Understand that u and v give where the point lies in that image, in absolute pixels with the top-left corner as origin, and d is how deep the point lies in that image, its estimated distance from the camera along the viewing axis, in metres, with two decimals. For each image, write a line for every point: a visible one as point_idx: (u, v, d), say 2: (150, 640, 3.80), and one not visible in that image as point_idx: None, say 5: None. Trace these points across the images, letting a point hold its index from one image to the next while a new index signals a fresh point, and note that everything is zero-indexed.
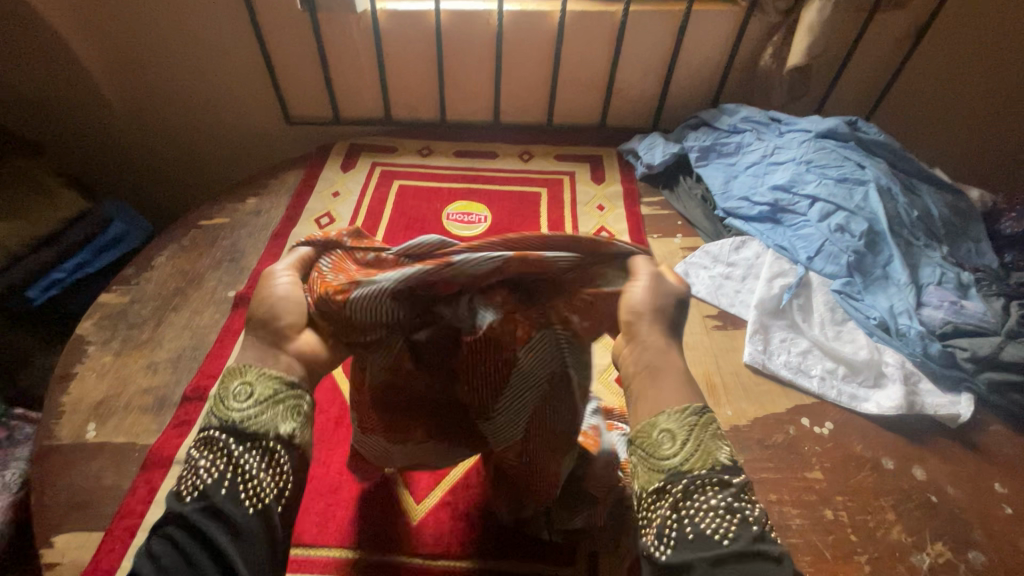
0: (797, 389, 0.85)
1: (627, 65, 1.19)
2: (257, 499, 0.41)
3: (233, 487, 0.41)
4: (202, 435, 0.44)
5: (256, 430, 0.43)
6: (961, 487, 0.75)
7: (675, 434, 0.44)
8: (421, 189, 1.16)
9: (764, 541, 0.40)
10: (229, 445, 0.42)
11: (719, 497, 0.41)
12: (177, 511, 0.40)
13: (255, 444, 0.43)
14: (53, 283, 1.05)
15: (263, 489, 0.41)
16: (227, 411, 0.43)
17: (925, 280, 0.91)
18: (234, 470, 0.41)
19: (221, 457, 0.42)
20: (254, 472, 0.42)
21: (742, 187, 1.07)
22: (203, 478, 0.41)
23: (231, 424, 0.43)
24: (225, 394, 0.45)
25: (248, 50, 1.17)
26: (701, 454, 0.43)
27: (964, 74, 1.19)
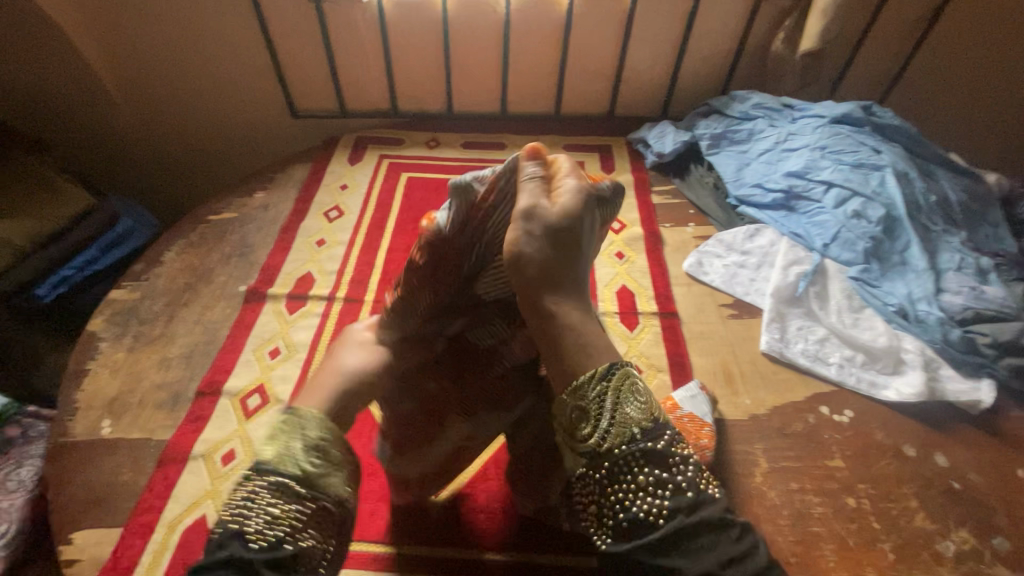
0: (816, 377, 0.84)
1: (636, 52, 1.18)
2: (308, 566, 0.46)
3: (299, 546, 0.45)
4: (270, 478, 0.47)
5: (328, 490, 0.48)
6: (983, 473, 0.75)
7: (591, 413, 0.48)
8: (429, 180, 1.15)
9: (698, 505, 0.45)
10: (304, 499, 0.47)
11: (647, 471, 0.46)
12: (240, 558, 0.43)
13: (324, 504, 0.48)
14: (63, 280, 1.05)
15: (316, 555, 0.46)
16: (310, 463, 0.48)
17: (945, 266, 0.89)
18: (302, 529, 0.46)
19: (293, 509, 0.46)
20: (317, 536, 0.47)
21: (754, 174, 1.06)
22: (272, 531, 0.45)
23: (309, 477, 0.47)
24: (299, 441, 0.49)
25: (251, 41, 1.15)
26: (620, 426, 0.47)
27: (978, 56, 1.18)
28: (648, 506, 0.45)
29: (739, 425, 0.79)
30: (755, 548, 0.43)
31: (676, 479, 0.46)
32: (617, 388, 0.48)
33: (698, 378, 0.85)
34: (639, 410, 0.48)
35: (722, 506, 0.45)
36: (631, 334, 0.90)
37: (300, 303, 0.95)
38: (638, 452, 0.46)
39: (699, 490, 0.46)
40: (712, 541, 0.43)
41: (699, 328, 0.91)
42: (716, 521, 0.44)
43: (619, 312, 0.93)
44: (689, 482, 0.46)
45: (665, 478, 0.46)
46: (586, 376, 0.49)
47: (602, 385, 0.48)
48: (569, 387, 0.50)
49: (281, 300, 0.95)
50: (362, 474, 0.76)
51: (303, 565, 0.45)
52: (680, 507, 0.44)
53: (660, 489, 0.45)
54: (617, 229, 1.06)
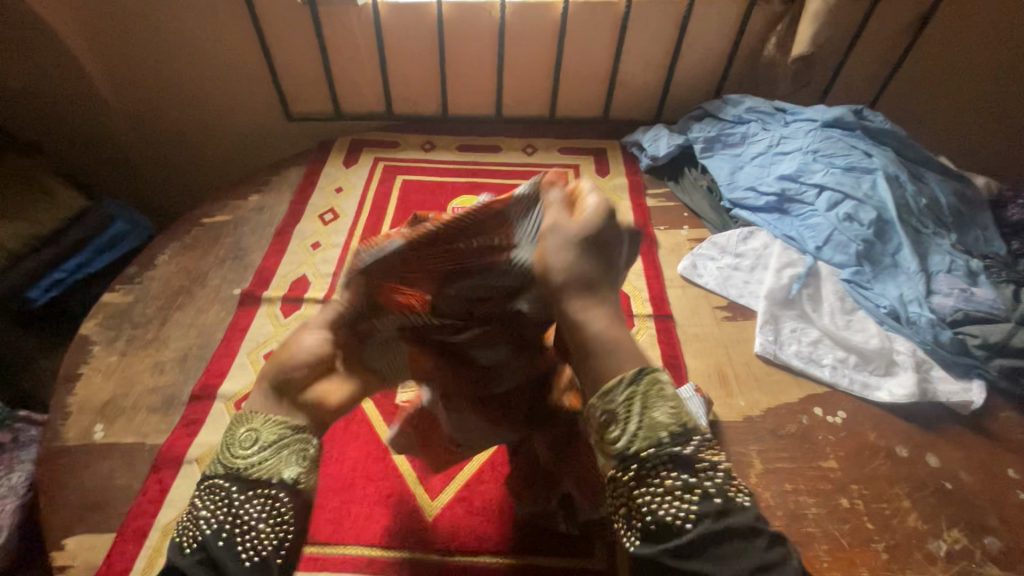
0: (809, 378, 0.85)
1: (630, 56, 1.18)
2: (252, 557, 0.40)
3: (230, 541, 0.40)
4: (206, 484, 0.43)
5: (259, 476, 0.42)
6: (974, 473, 0.75)
7: (618, 413, 0.43)
8: (424, 183, 1.15)
9: (732, 514, 0.40)
10: (231, 493, 0.41)
11: (677, 477, 0.42)
12: (174, 565, 0.40)
13: (256, 493, 0.41)
14: (54, 283, 1.04)
15: (258, 546, 0.40)
16: (232, 457, 0.43)
17: (935, 268, 0.90)
18: (233, 525, 0.40)
19: (222, 506, 0.41)
20: (253, 527, 0.40)
21: (748, 177, 1.07)
22: (200, 531, 0.41)
23: (233, 471, 0.42)
24: (233, 439, 0.44)
25: (245, 44, 1.15)
26: (649, 429, 0.42)
27: (967, 61, 1.19)
28: (676, 513, 0.41)
29: (733, 427, 0.80)
30: (787, 560, 0.40)
31: (705, 485, 0.41)
32: (646, 390, 0.43)
33: (693, 380, 0.85)
34: (669, 412, 0.43)
35: (754, 514, 0.41)
36: None
37: (294, 306, 0.94)
38: (666, 457, 0.42)
39: (727, 497, 0.41)
40: (742, 551, 0.39)
41: (694, 330, 0.92)
42: (747, 530, 0.40)
43: (614, 315, 0.94)
44: (718, 488, 0.42)
45: (692, 483, 0.41)
46: (615, 377, 0.44)
47: (630, 387, 0.43)
48: (599, 389, 0.45)
49: (276, 303, 0.94)
50: (358, 478, 0.75)
51: (243, 561, 0.40)
52: (708, 514, 0.40)
53: (688, 495, 0.41)
54: None
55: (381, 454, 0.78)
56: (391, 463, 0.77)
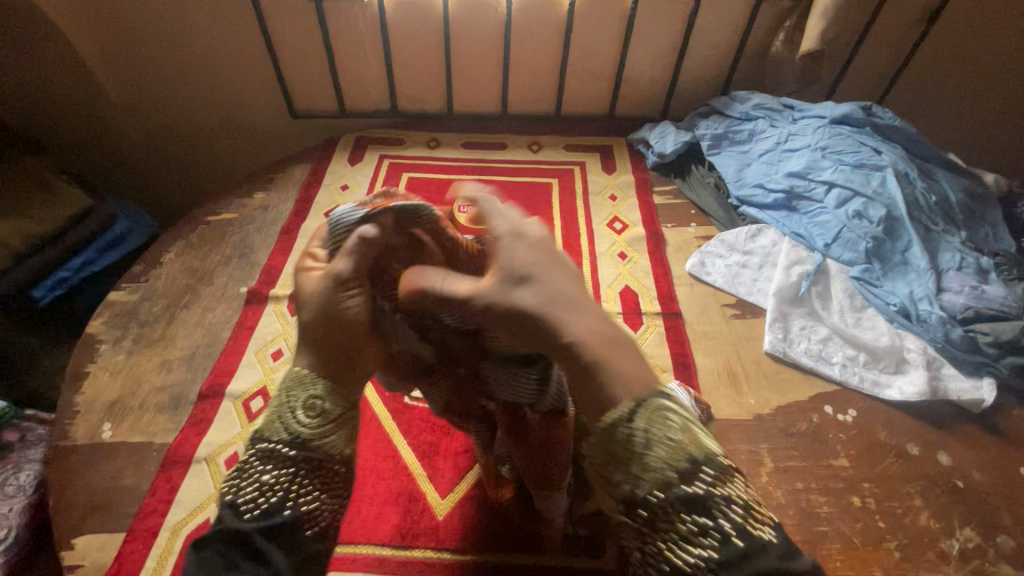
0: (819, 376, 0.85)
1: (637, 53, 1.18)
2: (314, 523, 0.46)
3: (296, 510, 0.45)
4: (263, 448, 0.48)
5: (324, 450, 0.47)
6: (986, 472, 0.75)
7: (619, 456, 0.44)
8: (430, 181, 1.14)
9: (750, 555, 0.40)
10: (297, 462, 0.47)
11: (686, 518, 0.42)
12: (236, 528, 0.44)
13: (322, 464, 0.47)
14: (59, 282, 1.04)
15: (320, 513, 0.47)
16: (297, 426, 0.47)
17: (946, 266, 0.90)
18: (297, 493, 0.46)
19: (287, 474, 0.46)
20: (316, 494, 0.47)
21: (755, 174, 1.06)
22: (266, 498, 0.45)
23: (299, 440, 0.47)
24: (290, 405, 0.48)
25: (249, 39, 1.14)
26: (654, 468, 0.43)
27: (976, 55, 1.18)
28: (691, 558, 0.41)
29: (743, 425, 0.79)
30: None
31: (719, 525, 0.41)
32: (647, 427, 0.44)
33: (702, 379, 0.85)
34: (670, 450, 0.43)
35: (774, 552, 0.40)
36: (635, 335, 0.90)
37: None
38: (677, 498, 0.42)
39: (745, 534, 0.41)
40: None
41: (702, 328, 0.92)
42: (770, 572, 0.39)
43: (622, 313, 0.93)
44: (735, 527, 0.41)
45: (707, 526, 0.41)
46: (615, 413, 0.45)
47: (630, 422, 0.44)
48: (598, 425, 0.46)
49: (283, 301, 0.94)
50: (368, 477, 0.75)
51: (307, 524, 0.46)
52: (726, 559, 0.40)
53: (703, 539, 0.41)
54: (618, 230, 1.06)
55: (391, 453, 0.78)
56: (401, 462, 0.77)
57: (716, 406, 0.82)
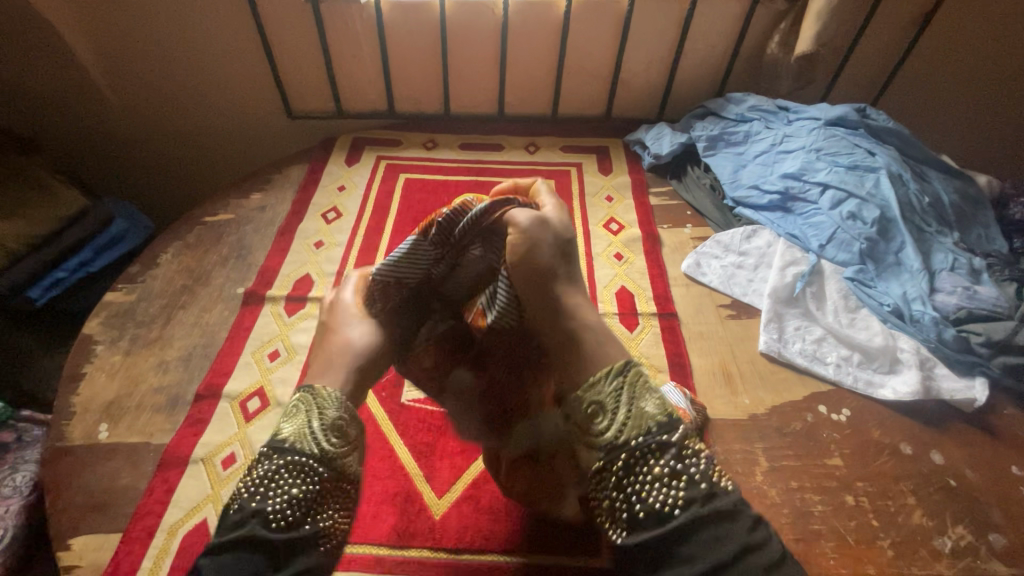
0: (814, 376, 0.85)
1: (633, 54, 1.18)
2: (328, 540, 0.48)
3: (317, 526, 0.48)
4: (291, 461, 0.49)
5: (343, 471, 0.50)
6: (979, 470, 0.76)
7: (605, 406, 0.51)
8: (428, 182, 1.14)
9: (715, 499, 0.46)
10: (321, 480, 0.49)
11: (663, 464, 0.48)
12: (264, 538, 0.45)
13: (340, 485, 0.50)
14: (55, 283, 1.03)
15: (333, 531, 0.49)
16: (324, 444, 0.49)
17: (938, 266, 0.91)
18: (320, 510, 0.48)
19: (311, 491, 0.48)
20: (333, 514, 0.49)
21: (751, 176, 1.07)
22: (292, 511, 0.47)
23: (326, 459, 0.49)
24: (319, 423, 0.51)
25: (247, 40, 1.14)
26: (636, 419, 0.50)
27: (969, 59, 1.19)
28: (664, 499, 0.46)
29: (738, 424, 0.80)
30: (768, 540, 0.44)
31: (690, 471, 0.47)
32: (632, 385, 0.52)
33: (698, 379, 0.85)
34: (651, 405, 0.51)
35: (736, 498, 0.46)
36: (631, 335, 0.91)
37: (298, 305, 0.94)
38: (654, 445, 0.48)
39: (711, 481, 0.47)
40: (727, 531, 0.44)
41: (698, 328, 0.92)
42: (730, 512, 0.45)
43: (619, 313, 0.94)
44: (703, 475, 0.47)
45: (680, 470, 0.47)
46: (603, 373, 0.53)
47: (617, 379, 0.52)
48: (586, 381, 0.53)
49: (280, 302, 0.94)
50: (365, 477, 0.75)
51: (322, 542, 0.48)
52: (695, 499, 0.46)
53: (677, 481, 0.47)
54: (615, 231, 1.07)
55: (388, 453, 0.78)
56: (398, 462, 0.77)
57: (711, 406, 0.82)
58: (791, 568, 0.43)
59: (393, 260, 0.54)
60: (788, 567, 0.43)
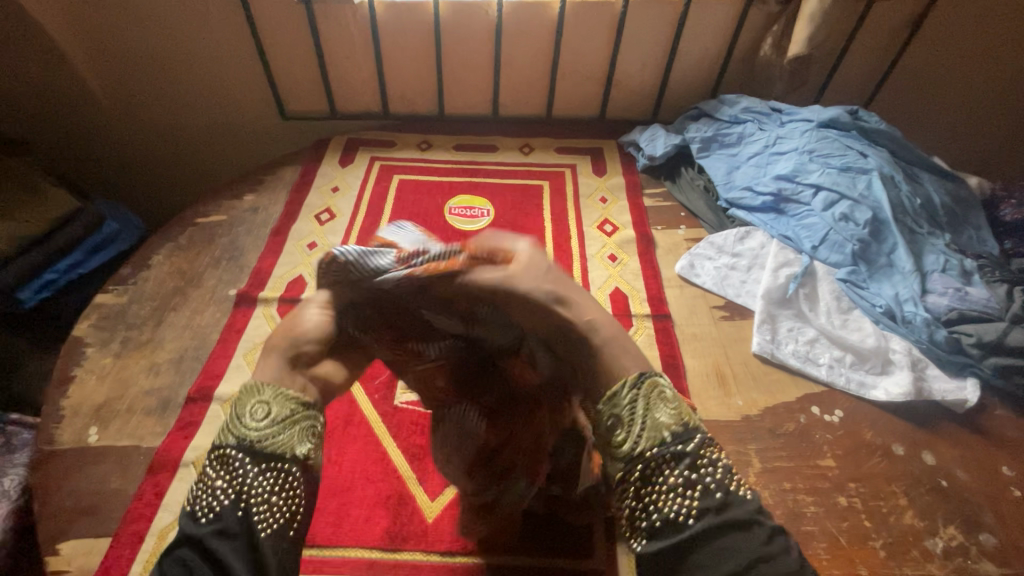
0: (806, 378, 0.86)
1: (627, 56, 1.18)
2: (266, 525, 0.46)
3: (246, 512, 0.45)
4: (219, 453, 0.49)
5: (271, 452, 0.47)
6: (970, 471, 0.76)
7: (623, 419, 0.50)
8: (421, 183, 1.14)
9: (731, 507, 0.47)
10: (245, 466, 0.47)
11: (678, 473, 0.48)
12: (195, 534, 0.45)
13: (269, 467, 0.47)
14: (46, 284, 1.03)
15: (270, 515, 0.46)
16: (244, 429, 0.48)
17: (930, 268, 0.91)
18: (246, 496, 0.46)
19: (235, 478, 0.47)
20: (266, 497, 0.46)
21: (744, 177, 1.08)
22: (218, 501, 0.46)
23: (247, 443, 0.47)
24: (241, 411, 0.49)
25: (239, 40, 1.14)
26: (653, 430, 0.49)
27: (960, 61, 1.20)
28: (683, 509, 0.47)
29: (731, 425, 0.80)
30: (785, 550, 0.45)
31: (705, 480, 0.48)
32: (648, 394, 0.51)
33: (692, 380, 0.85)
34: (667, 415, 0.50)
35: (751, 505, 0.47)
36: None
37: (290, 307, 0.93)
38: (669, 454, 0.49)
39: (726, 490, 0.48)
40: (742, 539, 0.45)
41: (691, 330, 0.92)
42: (745, 521, 0.46)
43: (612, 314, 0.94)
44: (718, 484, 0.48)
45: (694, 479, 0.48)
46: (619, 383, 0.51)
47: (634, 389, 0.50)
48: (605, 392, 0.52)
49: (272, 304, 0.93)
50: (358, 480, 0.75)
51: (259, 527, 0.45)
52: (710, 508, 0.47)
53: (692, 491, 0.47)
54: (608, 232, 1.07)
55: (380, 455, 0.78)
56: (390, 465, 0.77)
57: (704, 407, 0.82)
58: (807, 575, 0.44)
59: (361, 256, 0.49)
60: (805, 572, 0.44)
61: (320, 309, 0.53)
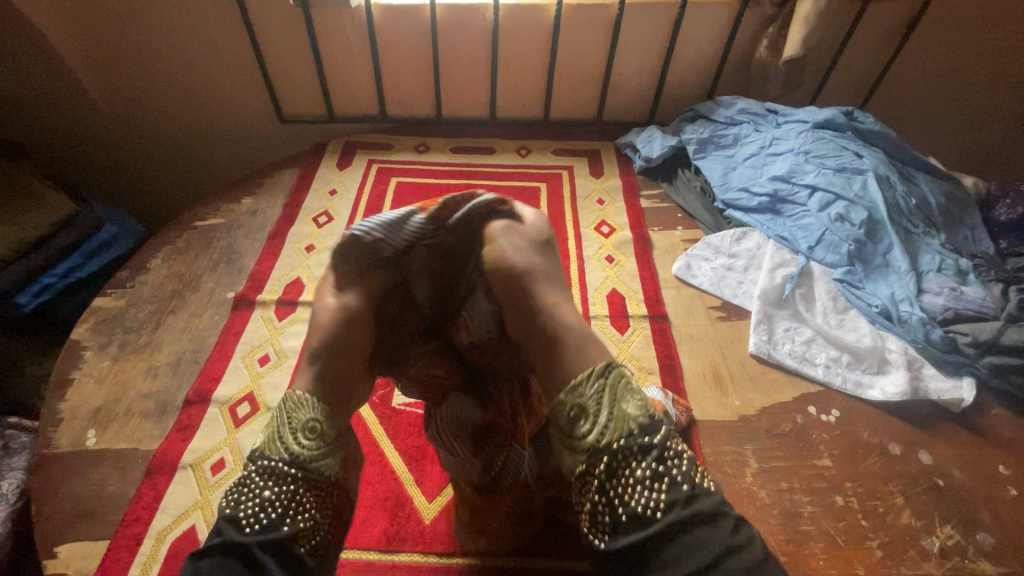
0: (803, 378, 0.86)
1: (623, 58, 1.19)
2: (309, 541, 0.48)
3: (293, 526, 0.47)
4: (264, 465, 0.50)
5: (321, 472, 0.50)
6: (966, 470, 0.76)
7: (588, 410, 0.50)
8: (419, 186, 1.14)
9: (698, 500, 0.46)
10: (295, 481, 0.49)
11: (644, 466, 0.47)
12: (238, 543, 0.45)
13: (318, 485, 0.49)
14: (44, 288, 1.03)
15: (314, 532, 0.48)
16: (297, 444, 0.50)
17: (925, 268, 0.92)
18: (295, 511, 0.47)
19: (285, 491, 0.48)
20: (312, 514, 0.48)
21: (740, 178, 1.08)
22: (266, 513, 0.47)
23: (299, 460, 0.50)
24: (290, 425, 0.51)
25: (238, 44, 1.14)
26: (619, 421, 0.49)
27: (954, 62, 1.21)
28: (648, 502, 0.46)
29: (728, 425, 0.80)
30: (751, 540, 0.44)
31: (671, 473, 0.47)
32: (615, 385, 0.51)
33: (689, 381, 0.86)
34: (633, 406, 0.50)
35: (715, 498, 0.46)
36: (622, 337, 0.91)
37: (289, 310, 0.94)
38: (635, 447, 0.48)
39: (692, 482, 0.47)
40: (706, 535, 0.44)
41: (689, 330, 0.93)
42: (712, 514, 0.45)
43: (610, 315, 0.94)
44: (684, 476, 0.47)
45: (661, 472, 0.47)
46: (584, 374, 0.52)
47: (601, 381, 0.51)
48: (569, 382, 0.52)
49: (270, 306, 0.94)
50: None
51: (301, 544, 0.47)
52: (676, 501, 0.46)
53: (658, 484, 0.47)
54: (606, 234, 1.07)
55: (378, 457, 0.78)
56: (388, 467, 0.77)
57: (702, 408, 0.82)
58: (774, 567, 0.43)
59: (385, 222, 0.53)
60: (772, 564, 0.43)
61: (332, 292, 0.55)
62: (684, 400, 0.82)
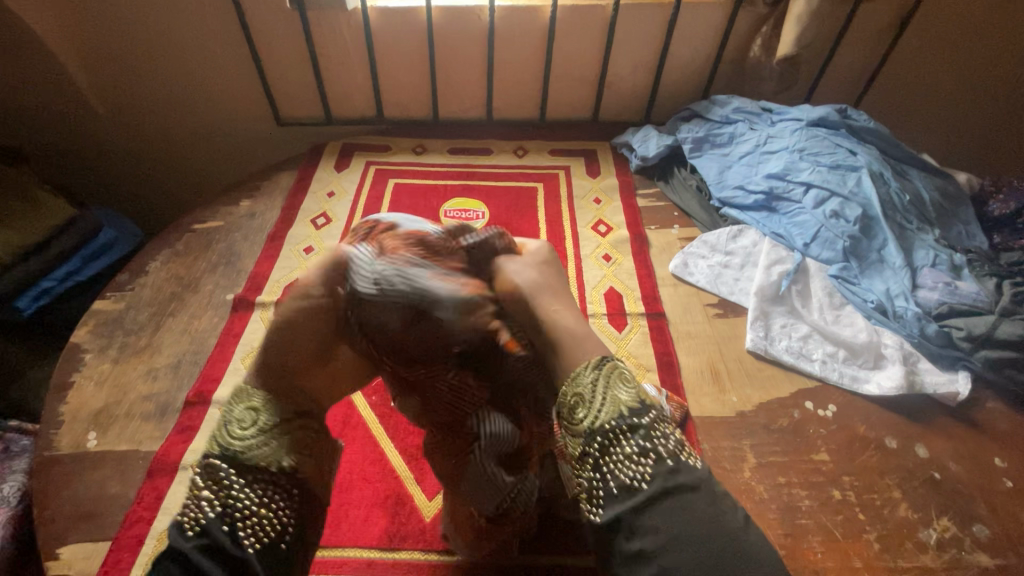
0: (799, 372, 0.86)
1: (618, 58, 1.20)
2: (257, 539, 0.46)
3: (233, 526, 0.46)
4: (204, 465, 0.48)
5: (258, 463, 0.47)
6: (963, 463, 0.77)
7: (584, 396, 0.50)
8: (416, 187, 1.15)
9: (680, 473, 0.48)
10: (231, 477, 0.47)
11: (633, 444, 0.49)
12: (179, 548, 0.44)
13: (258, 479, 0.47)
14: (43, 291, 1.03)
15: (261, 528, 0.46)
16: (230, 439, 0.48)
17: (920, 263, 0.92)
18: (235, 508, 0.46)
19: (223, 490, 0.47)
20: (255, 510, 0.46)
21: (736, 176, 1.08)
22: (204, 515, 0.46)
23: (234, 453, 0.48)
24: (230, 418, 0.49)
25: (236, 48, 1.15)
26: (612, 404, 0.50)
27: (947, 60, 1.22)
28: (637, 476, 0.48)
29: (726, 422, 0.81)
30: (727, 507, 0.48)
31: (657, 448, 0.49)
32: (609, 374, 0.51)
33: (686, 379, 0.86)
34: (624, 391, 0.52)
35: (697, 472, 0.49)
36: (620, 335, 0.92)
37: None
38: (626, 427, 0.50)
39: (676, 457, 0.49)
40: (690, 502, 0.47)
41: (686, 328, 0.93)
42: (693, 485, 0.48)
43: (607, 313, 0.95)
44: (669, 452, 0.50)
45: (648, 448, 0.49)
46: (582, 365, 0.51)
47: (596, 371, 0.51)
48: (568, 374, 0.51)
49: (269, 308, 0.94)
50: (355, 480, 0.76)
51: (248, 542, 0.45)
52: (661, 473, 0.48)
53: (644, 458, 0.49)
54: (603, 233, 1.08)
55: (378, 457, 0.78)
56: (388, 465, 0.77)
57: (699, 404, 0.83)
58: (747, 529, 0.47)
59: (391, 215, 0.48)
60: (748, 533, 0.47)
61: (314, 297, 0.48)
62: (681, 398, 0.83)
